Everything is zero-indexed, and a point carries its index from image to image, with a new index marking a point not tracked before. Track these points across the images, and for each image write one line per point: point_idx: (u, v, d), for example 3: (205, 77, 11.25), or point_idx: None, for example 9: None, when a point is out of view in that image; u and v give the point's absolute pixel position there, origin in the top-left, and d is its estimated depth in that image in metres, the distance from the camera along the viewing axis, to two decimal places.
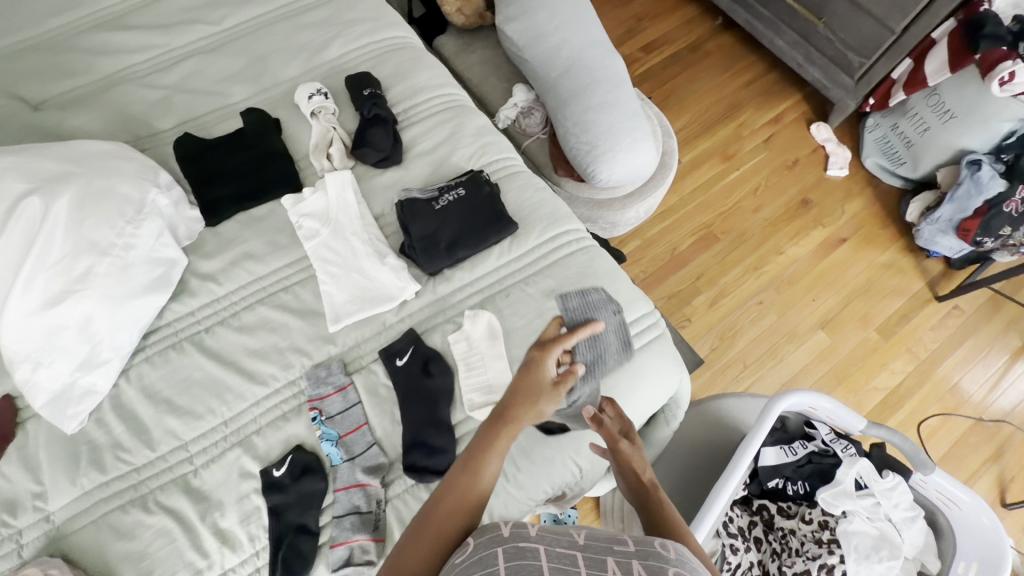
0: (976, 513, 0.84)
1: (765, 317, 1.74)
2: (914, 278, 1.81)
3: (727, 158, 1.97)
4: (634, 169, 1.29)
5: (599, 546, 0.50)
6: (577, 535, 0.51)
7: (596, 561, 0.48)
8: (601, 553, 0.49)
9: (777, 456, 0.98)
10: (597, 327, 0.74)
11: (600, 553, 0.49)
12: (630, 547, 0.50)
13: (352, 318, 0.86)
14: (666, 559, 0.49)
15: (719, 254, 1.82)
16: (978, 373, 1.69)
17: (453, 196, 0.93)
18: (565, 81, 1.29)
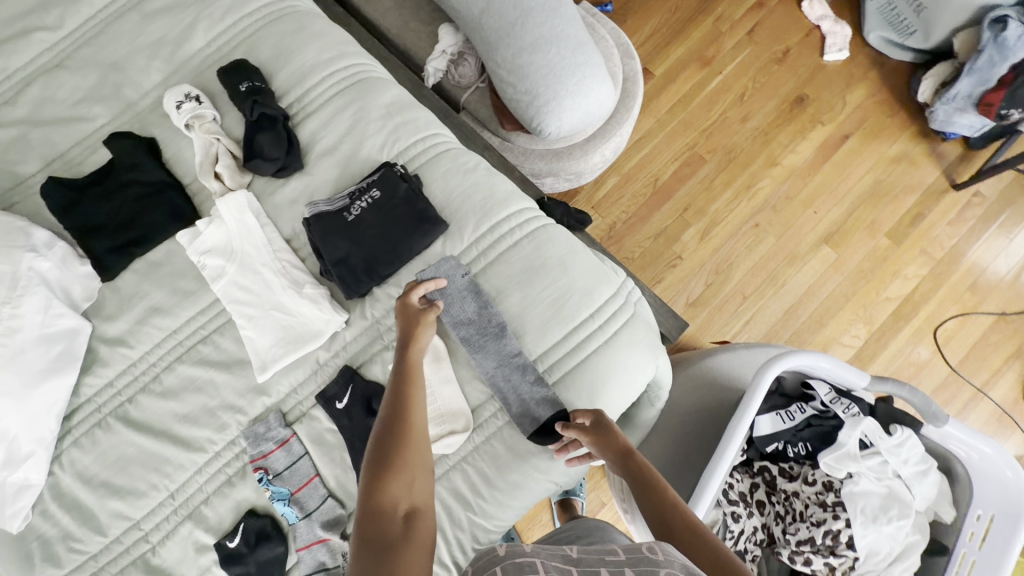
0: (1000, 466, 0.78)
1: (762, 240, 1.59)
2: (927, 168, 1.62)
3: (706, 64, 1.72)
4: (591, 109, 1.11)
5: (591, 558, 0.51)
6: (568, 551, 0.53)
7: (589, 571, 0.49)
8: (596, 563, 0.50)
9: (772, 424, 0.90)
10: (440, 280, 0.77)
11: (591, 562, 0.50)
12: (621, 557, 0.50)
13: (280, 364, 0.77)
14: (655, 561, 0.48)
15: (706, 177, 1.64)
16: (1003, 265, 1.55)
17: (366, 203, 0.81)
18: (491, 18, 1.08)
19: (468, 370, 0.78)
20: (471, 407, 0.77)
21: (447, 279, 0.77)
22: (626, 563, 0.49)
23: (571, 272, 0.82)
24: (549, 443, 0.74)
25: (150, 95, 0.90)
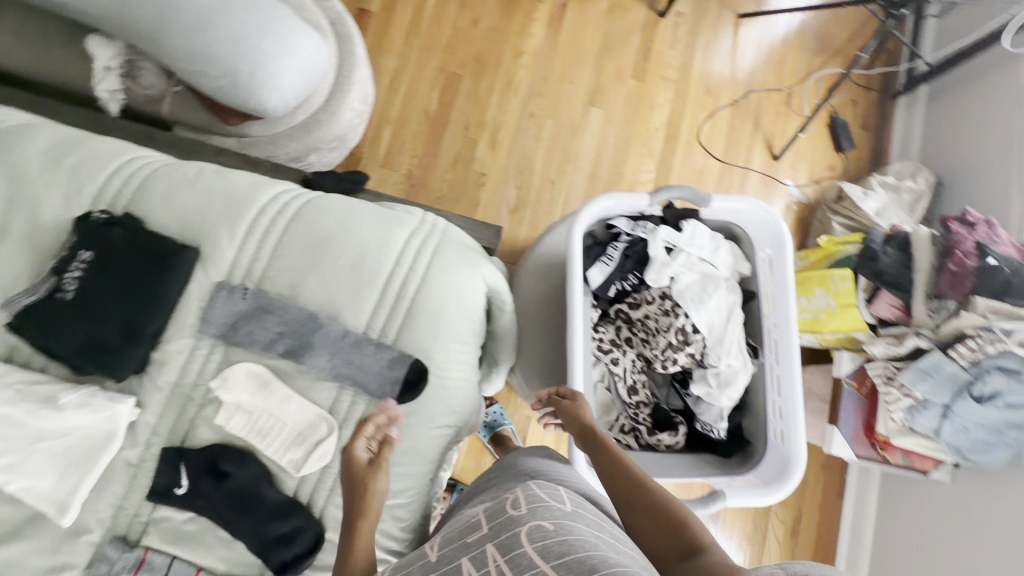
0: (756, 211, 0.95)
1: (543, 127, 1.69)
2: (636, 7, 1.81)
3: None
4: (307, 66, 1.02)
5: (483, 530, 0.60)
6: (431, 557, 0.60)
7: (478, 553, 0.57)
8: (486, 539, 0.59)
9: (602, 272, 0.99)
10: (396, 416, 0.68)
11: (452, 558, 0.58)
12: (485, 530, 0.59)
13: (86, 488, 0.64)
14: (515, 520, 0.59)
15: (469, 92, 1.67)
16: (719, 64, 1.83)
17: (83, 269, 0.67)
18: (137, 9, 0.91)
19: (306, 377, 0.71)
20: (326, 408, 0.72)
21: (400, 406, 0.68)
22: (489, 537, 0.58)
23: (355, 232, 0.77)
24: (415, 397, 0.74)
25: None
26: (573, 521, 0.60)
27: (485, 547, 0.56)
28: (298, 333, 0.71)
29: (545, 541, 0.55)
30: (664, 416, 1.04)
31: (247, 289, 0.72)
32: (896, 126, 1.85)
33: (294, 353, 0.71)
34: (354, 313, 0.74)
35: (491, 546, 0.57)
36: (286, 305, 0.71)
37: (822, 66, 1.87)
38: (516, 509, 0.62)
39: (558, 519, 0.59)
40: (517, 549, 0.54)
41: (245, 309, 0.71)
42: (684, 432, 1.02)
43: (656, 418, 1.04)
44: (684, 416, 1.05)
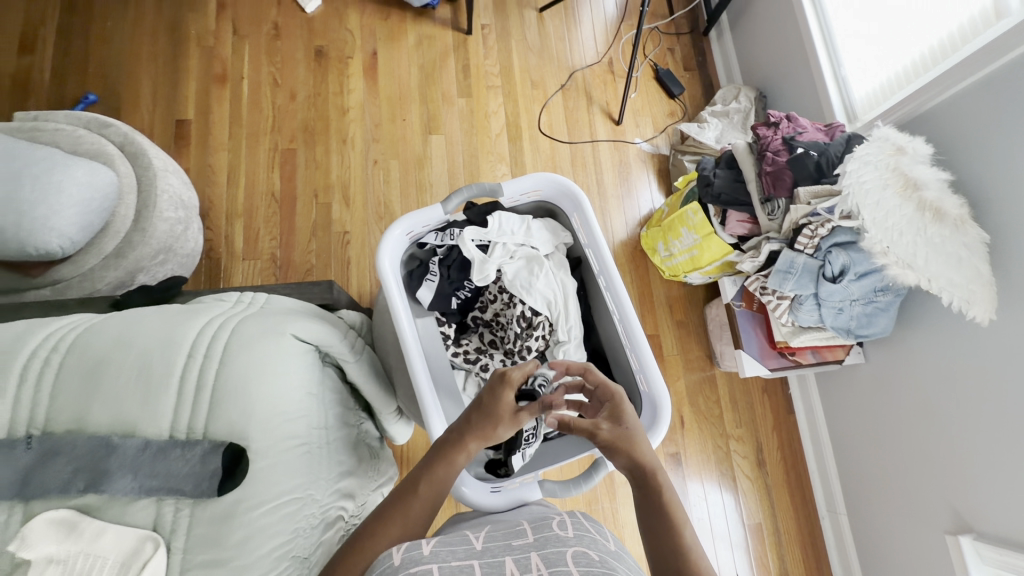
0: (543, 184, 1.00)
1: (390, 168, 1.72)
2: (443, 34, 1.89)
3: (222, 80, 1.74)
4: (85, 196, 1.03)
5: (498, 547, 0.62)
6: (474, 545, 0.63)
7: (495, 563, 0.59)
8: (522, 553, 0.60)
9: (431, 289, 0.99)
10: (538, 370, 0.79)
11: (497, 555, 0.61)
12: (531, 539, 0.64)
13: None
14: (563, 540, 0.62)
15: (308, 162, 1.69)
16: (538, 58, 1.92)
17: None
18: None
19: (116, 506, 0.69)
20: (150, 526, 0.69)
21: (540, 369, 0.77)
22: (536, 548, 0.61)
23: (137, 342, 0.77)
24: (238, 481, 0.71)
25: None
26: (616, 563, 0.61)
27: (529, 555, 0.60)
28: (95, 464, 0.69)
29: (589, 569, 0.57)
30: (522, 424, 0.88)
31: (34, 437, 0.70)
32: (716, 59, 1.97)
33: (95, 483, 0.68)
34: (153, 420, 0.73)
35: (535, 558, 0.60)
36: (70, 443, 0.69)
37: (628, 30, 1.99)
38: (567, 528, 0.65)
39: (603, 553, 0.61)
40: (560, 565, 0.57)
41: (26, 464, 0.68)
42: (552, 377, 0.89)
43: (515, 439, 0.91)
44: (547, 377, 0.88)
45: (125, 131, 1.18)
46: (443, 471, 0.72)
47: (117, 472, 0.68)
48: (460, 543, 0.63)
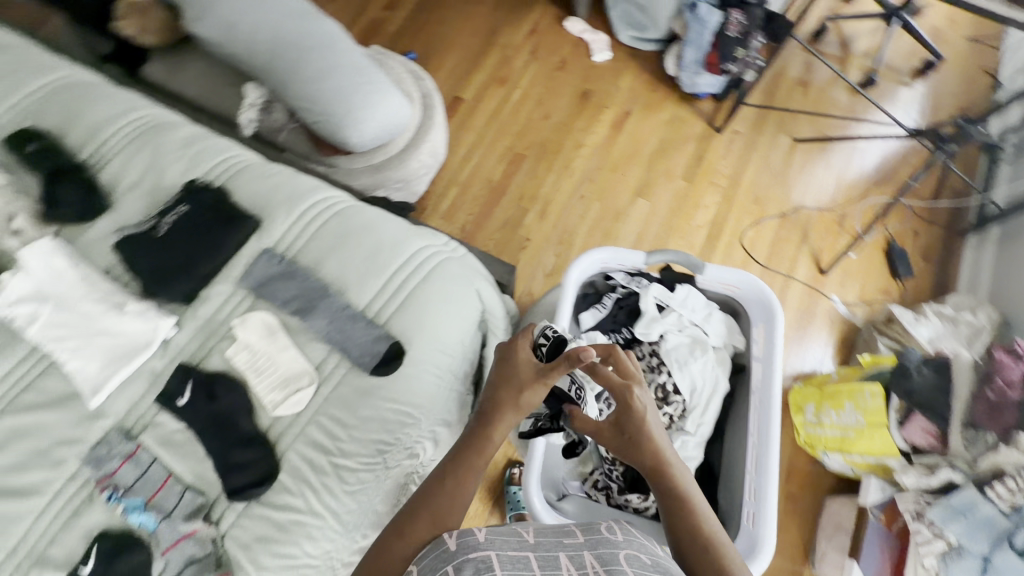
0: (746, 283, 1.00)
1: (590, 208, 1.85)
2: (695, 122, 2.01)
3: (502, 83, 2.05)
4: (388, 115, 1.31)
5: (548, 541, 0.59)
6: (526, 536, 0.60)
7: (549, 558, 0.56)
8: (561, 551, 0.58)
9: (595, 317, 1.04)
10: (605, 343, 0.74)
11: (550, 548, 0.58)
12: (580, 539, 0.60)
13: (113, 381, 0.79)
14: (615, 543, 0.59)
15: (529, 172, 1.91)
16: (772, 180, 1.93)
17: (175, 216, 0.89)
18: (281, 64, 1.26)
19: (302, 337, 0.84)
20: (313, 364, 0.83)
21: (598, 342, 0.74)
22: (586, 545, 0.59)
23: (378, 231, 0.95)
24: (388, 371, 0.83)
25: None
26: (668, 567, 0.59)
27: (583, 553, 0.57)
28: (310, 298, 0.86)
29: (644, 573, 0.55)
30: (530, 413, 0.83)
31: (284, 259, 0.89)
32: (963, 264, 1.78)
33: (304, 311, 0.85)
34: (359, 292, 0.88)
35: (587, 556, 0.57)
36: (300, 277, 0.87)
37: (877, 195, 1.91)
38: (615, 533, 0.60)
39: (655, 557, 0.58)
40: (616, 567, 0.55)
41: (271, 273, 0.87)
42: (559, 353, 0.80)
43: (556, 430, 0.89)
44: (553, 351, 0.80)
45: (430, 89, 1.46)
46: (466, 470, 0.66)
47: (319, 312, 0.85)
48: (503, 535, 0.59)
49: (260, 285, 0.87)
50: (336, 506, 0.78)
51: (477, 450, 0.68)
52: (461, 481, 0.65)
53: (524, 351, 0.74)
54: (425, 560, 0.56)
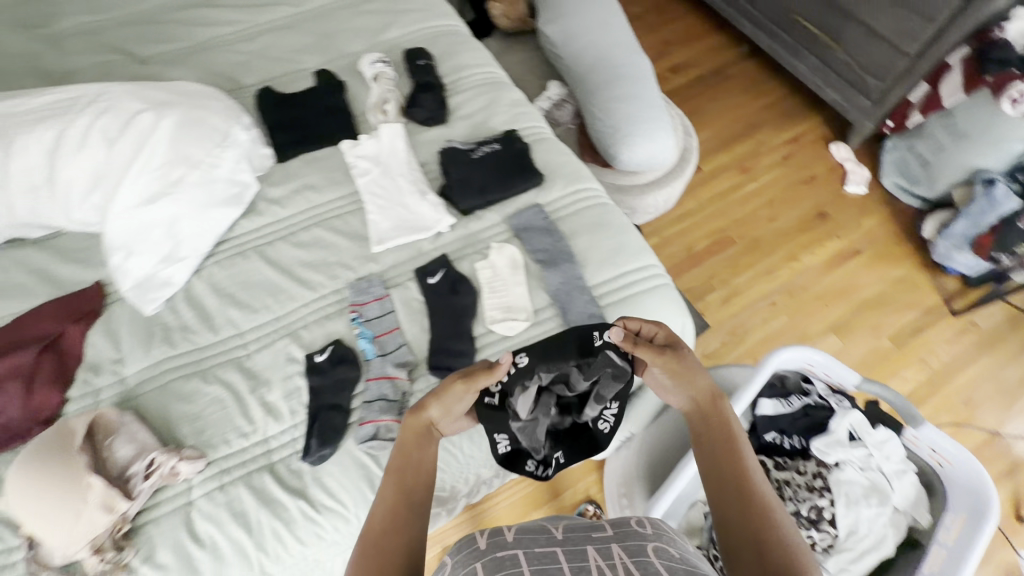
0: (964, 462, 0.90)
1: (775, 318, 1.78)
2: (928, 293, 1.84)
3: (743, 171, 2.07)
4: (659, 150, 1.39)
5: (576, 536, 0.58)
6: (555, 533, 0.59)
7: (575, 552, 0.55)
8: (582, 544, 0.57)
9: (774, 408, 1.01)
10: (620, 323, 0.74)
11: (579, 542, 0.57)
12: (610, 533, 0.59)
13: (394, 242, 0.99)
14: (643, 535, 0.58)
15: (731, 259, 1.89)
16: (994, 392, 1.68)
17: (489, 149, 1.07)
18: (593, 77, 1.44)
19: (536, 282, 0.97)
20: (533, 307, 0.94)
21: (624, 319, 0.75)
22: (614, 540, 0.57)
23: (628, 235, 1.04)
24: None
25: (348, 57, 1.23)
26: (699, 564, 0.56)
27: (610, 546, 0.56)
28: (555, 258, 0.98)
29: (672, 565, 0.53)
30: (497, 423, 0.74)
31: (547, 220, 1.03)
32: None
33: (548, 265, 0.97)
34: (593, 274, 0.98)
35: (616, 547, 0.56)
36: (553, 238, 1.00)
37: None
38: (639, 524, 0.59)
39: (684, 554, 0.56)
40: (642, 563, 0.52)
41: (535, 224, 1.02)
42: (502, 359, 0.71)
43: (531, 441, 0.77)
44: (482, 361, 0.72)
45: (693, 147, 1.55)
46: (413, 460, 0.62)
47: (558, 271, 0.97)
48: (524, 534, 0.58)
49: (523, 228, 1.01)
50: None
51: (407, 447, 0.63)
52: (410, 473, 0.60)
53: (455, 385, 0.67)
54: (457, 555, 0.57)
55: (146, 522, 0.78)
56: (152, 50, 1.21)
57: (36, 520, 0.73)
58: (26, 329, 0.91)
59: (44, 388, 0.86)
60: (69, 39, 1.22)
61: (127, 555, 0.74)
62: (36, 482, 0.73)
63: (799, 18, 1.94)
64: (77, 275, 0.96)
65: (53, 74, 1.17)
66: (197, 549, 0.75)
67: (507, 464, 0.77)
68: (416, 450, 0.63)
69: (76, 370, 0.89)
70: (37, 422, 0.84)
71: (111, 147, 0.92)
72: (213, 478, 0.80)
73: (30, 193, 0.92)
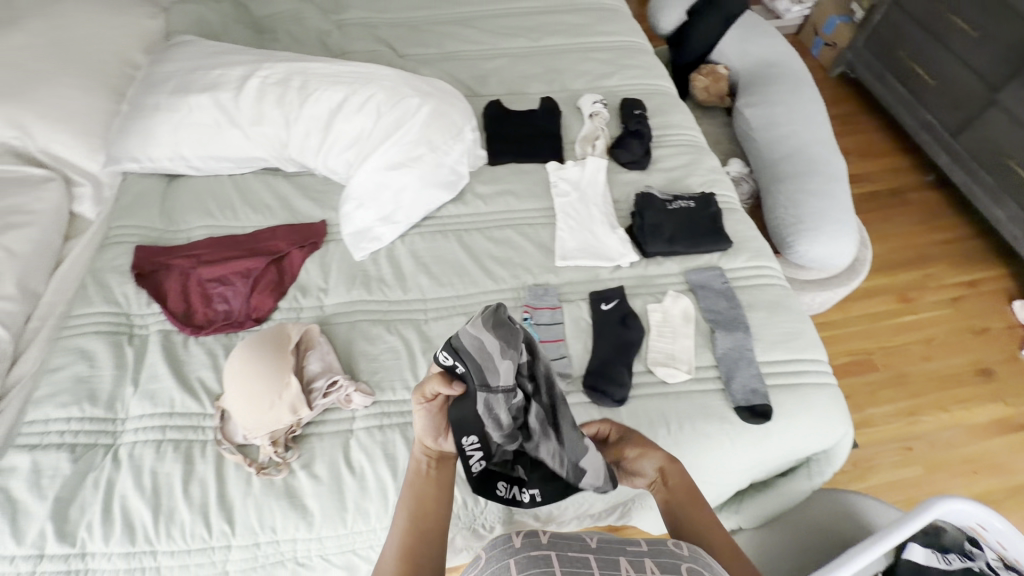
0: None
1: (909, 466, 1.53)
2: None
3: (903, 301, 1.84)
4: (840, 252, 1.36)
5: (611, 546, 0.55)
6: (589, 540, 0.55)
7: (609, 561, 0.52)
8: (617, 554, 0.53)
9: (927, 558, 0.91)
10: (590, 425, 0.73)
11: (613, 553, 0.53)
12: (643, 546, 0.55)
13: (577, 262, 1.05)
14: (679, 555, 0.54)
15: (870, 386, 1.66)
16: None
17: (684, 204, 1.11)
18: (786, 165, 1.46)
19: (704, 340, 0.97)
20: (695, 363, 0.95)
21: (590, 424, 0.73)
22: (648, 554, 0.54)
23: (806, 324, 1.01)
24: (749, 421, 0.89)
25: (570, 93, 1.35)
26: None
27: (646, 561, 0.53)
28: (727, 324, 0.98)
29: None
30: (469, 426, 0.62)
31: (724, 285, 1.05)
32: None
33: (719, 328, 0.98)
34: (764, 351, 0.97)
35: (651, 562, 0.53)
36: (728, 304, 1.01)
37: None
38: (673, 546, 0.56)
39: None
40: None
41: (712, 286, 1.03)
42: (477, 329, 0.61)
43: (502, 458, 0.71)
44: (456, 354, 0.61)
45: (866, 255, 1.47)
46: (424, 497, 0.61)
47: (729, 336, 0.96)
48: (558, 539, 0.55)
49: (698, 286, 1.03)
50: None
51: (420, 478, 0.63)
52: (420, 512, 0.60)
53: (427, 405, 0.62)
54: (493, 550, 0.55)
55: (310, 434, 0.87)
56: (411, 49, 1.43)
57: (236, 400, 0.84)
58: (261, 241, 1.07)
59: (263, 293, 1.00)
60: (352, 27, 1.47)
61: (291, 456, 0.83)
62: (246, 368, 0.85)
63: (1012, 162, 1.76)
64: (310, 211, 1.13)
65: (333, 52, 1.42)
66: (347, 473, 0.83)
67: (478, 485, 0.70)
68: (429, 476, 0.63)
69: (287, 287, 1.02)
70: (250, 318, 0.98)
71: (375, 116, 1.08)
72: (374, 416, 0.88)
73: (303, 135, 1.10)
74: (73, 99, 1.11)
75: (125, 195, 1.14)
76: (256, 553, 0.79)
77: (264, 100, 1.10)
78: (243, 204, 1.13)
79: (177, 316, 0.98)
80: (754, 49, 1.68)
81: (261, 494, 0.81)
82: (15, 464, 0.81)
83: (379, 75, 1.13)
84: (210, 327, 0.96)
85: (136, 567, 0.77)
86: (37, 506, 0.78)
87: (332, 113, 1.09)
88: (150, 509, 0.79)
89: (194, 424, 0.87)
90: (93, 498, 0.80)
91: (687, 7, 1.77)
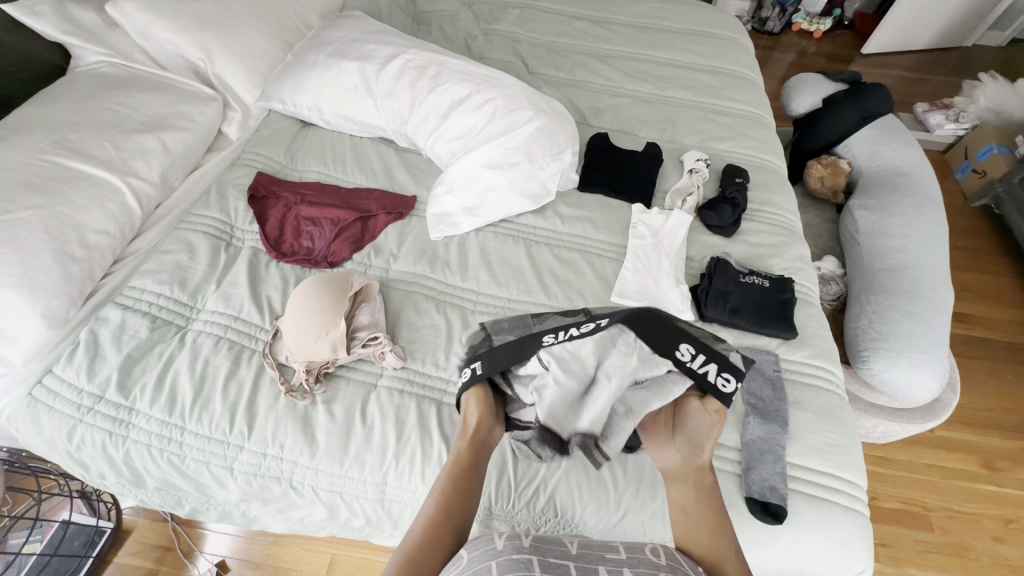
0: None
1: None
2: None
3: (987, 467, 1.62)
4: (922, 385, 1.24)
5: (590, 557, 0.61)
6: (568, 548, 0.62)
7: (586, 567, 0.58)
8: (593, 561, 0.59)
9: None
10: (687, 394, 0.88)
11: (591, 561, 0.59)
12: (621, 556, 0.61)
13: (632, 303, 1.05)
14: (656, 566, 0.59)
15: (918, 543, 1.47)
16: None
17: (757, 282, 1.08)
18: (886, 278, 1.37)
19: (734, 421, 0.94)
20: (719, 440, 0.92)
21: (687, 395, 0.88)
22: (624, 562, 0.60)
23: (854, 443, 0.94)
24: (759, 519, 0.84)
25: (678, 147, 1.37)
26: None
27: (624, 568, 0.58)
28: (765, 412, 0.93)
29: None
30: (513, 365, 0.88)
31: (775, 373, 1.00)
32: None
33: (753, 413, 0.93)
34: (797, 455, 0.91)
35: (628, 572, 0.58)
36: (771, 391, 0.96)
37: None
38: (659, 559, 0.61)
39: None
40: None
41: (762, 369, 0.99)
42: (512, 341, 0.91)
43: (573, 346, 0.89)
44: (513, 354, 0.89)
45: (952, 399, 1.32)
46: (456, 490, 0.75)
47: (764, 426, 0.92)
48: (544, 547, 0.61)
49: (746, 365, 0.99)
50: (625, 516, 0.85)
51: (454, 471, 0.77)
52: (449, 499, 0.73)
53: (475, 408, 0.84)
54: (474, 551, 0.62)
55: (339, 376, 0.94)
56: (542, 69, 1.52)
57: (289, 324, 0.93)
58: (356, 197, 1.18)
59: (342, 242, 1.10)
60: (497, 38, 1.60)
61: (317, 389, 0.91)
62: (306, 300, 0.93)
63: None
64: (406, 185, 1.23)
65: (474, 55, 1.54)
66: (359, 421, 0.89)
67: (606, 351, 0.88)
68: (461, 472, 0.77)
69: (365, 243, 1.12)
70: (324, 260, 1.08)
71: (489, 118, 1.17)
72: (399, 380, 0.94)
73: (422, 118, 1.21)
74: (254, 41, 1.30)
75: (265, 128, 1.31)
76: (260, 462, 0.87)
77: (401, 81, 1.22)
78: (353, 163, 1.25)
79: (269, 240, 1.11)
80: (887, 153, 1.60)
81: (282, 411, 0.89)
82: (109, 316, 0.96)
83: (506, 83, 1.21)
84: (291, 257, 1.08)
85: (165, 436, 0.88)
86: (112, 355, 0.92)
87: (453, 105, 1.19)
88: (193, 390, 0.90)
89: (249, 333, 0.97)
90: (154, 365, 0.92)
91: (824, 95, 1.72)
